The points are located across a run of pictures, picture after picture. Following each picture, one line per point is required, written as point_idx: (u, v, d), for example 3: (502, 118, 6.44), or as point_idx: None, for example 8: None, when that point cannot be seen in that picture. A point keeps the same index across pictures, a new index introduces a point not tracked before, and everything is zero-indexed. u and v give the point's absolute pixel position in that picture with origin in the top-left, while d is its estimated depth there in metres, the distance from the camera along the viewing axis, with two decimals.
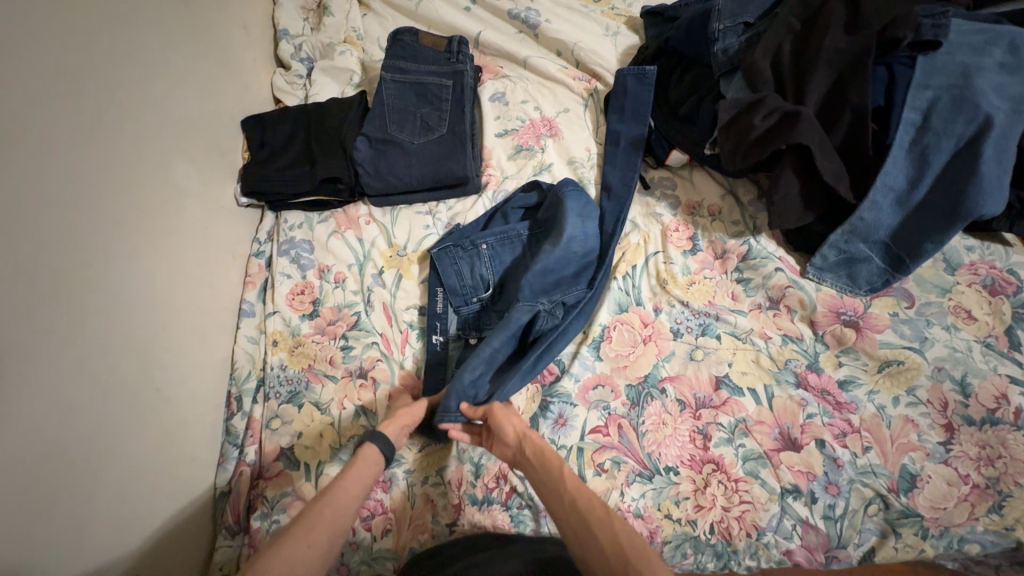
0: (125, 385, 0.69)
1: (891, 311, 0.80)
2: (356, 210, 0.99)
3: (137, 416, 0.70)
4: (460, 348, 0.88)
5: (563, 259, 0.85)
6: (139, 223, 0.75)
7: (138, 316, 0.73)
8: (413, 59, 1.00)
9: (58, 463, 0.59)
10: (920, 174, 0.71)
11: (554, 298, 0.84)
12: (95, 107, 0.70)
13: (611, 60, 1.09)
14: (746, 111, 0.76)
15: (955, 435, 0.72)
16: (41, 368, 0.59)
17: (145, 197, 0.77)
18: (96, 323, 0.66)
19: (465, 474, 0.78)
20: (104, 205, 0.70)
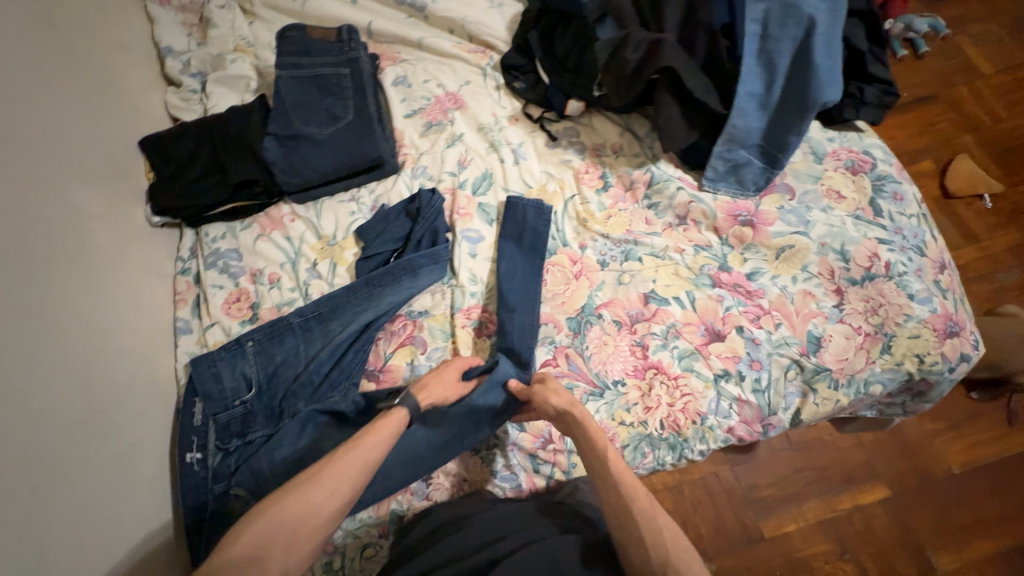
0: (64, 409, 0.67)
1: (778, 205, 0.90)
2: (279, 211, 0.99)
3: (83, 439, 0.68)
4: (221, 458, 0.79)
5: (364, 341, 0.87)
6: (44, 249, 0.73)
7: (64, 342, 0.71)
8: (306, 52, 1.01)
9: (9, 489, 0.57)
10: (771, 78, 0.81)
11: (342, 386, 0.84)
12: None
13: (500, 29, 1.14)
14: (619, 47, 0.84)
15: (844, 296, 0.84)
16: None
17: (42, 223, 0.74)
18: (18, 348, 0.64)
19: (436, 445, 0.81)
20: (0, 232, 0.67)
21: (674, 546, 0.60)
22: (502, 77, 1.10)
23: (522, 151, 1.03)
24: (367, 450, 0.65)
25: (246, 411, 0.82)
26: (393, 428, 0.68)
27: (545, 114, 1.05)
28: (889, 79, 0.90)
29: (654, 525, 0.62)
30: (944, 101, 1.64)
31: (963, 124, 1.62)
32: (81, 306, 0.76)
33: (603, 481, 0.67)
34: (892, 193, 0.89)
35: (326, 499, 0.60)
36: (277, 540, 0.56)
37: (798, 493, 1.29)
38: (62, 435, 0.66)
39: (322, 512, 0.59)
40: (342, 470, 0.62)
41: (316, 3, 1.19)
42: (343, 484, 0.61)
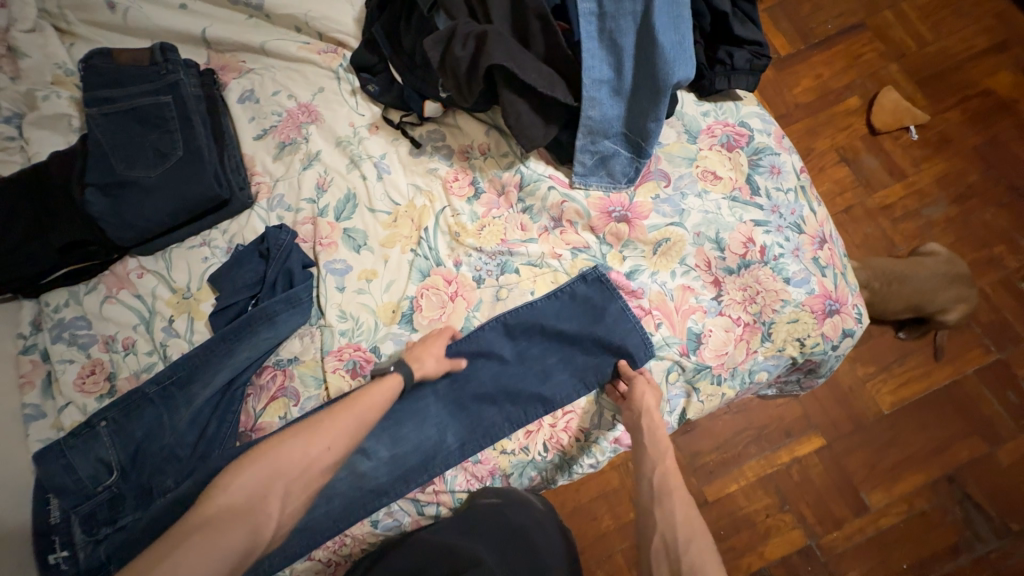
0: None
1: (652, 195, 0.84)
2: (125, 267, 0.90)
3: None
4: (89, 551, 0.74)
5: (229, 400, 0.81)
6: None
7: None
8: (118, 83, 0.89)
9: None
10: (618, 60, 0.73)
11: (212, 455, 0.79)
12: None
13: (349, 22, 1.01)
14: (448, 44, 0.74)
15: (722, 287, 0.80)
16: None
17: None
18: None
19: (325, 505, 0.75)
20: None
21: (702, 539, 0.64)
22: (356, 80, 0.99)
23: (385, 164, 0.94)
24: (361, 408, 0.68)
25: (113, 494, 0.77)
26: (382, 392, 0.70)
27: (406, 118, 0.96)
28: (758, 40, 0.82)
29: (686, 520, 0.66)
30: (870, 29, 1.51)
31: (888, 51, 1.49)
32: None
33: (650, 471, 0.73)
34: (769, 167, 0.84)
35: (321, 453, 0.63)
36: (278, 482, 0.60)
37: (739, 453, 1.27)
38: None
39: (317, 464, 0.62)
40: (340, 427, 0.65)
41: (138, 13, 1.03)
42: (338, 440, 0.64)
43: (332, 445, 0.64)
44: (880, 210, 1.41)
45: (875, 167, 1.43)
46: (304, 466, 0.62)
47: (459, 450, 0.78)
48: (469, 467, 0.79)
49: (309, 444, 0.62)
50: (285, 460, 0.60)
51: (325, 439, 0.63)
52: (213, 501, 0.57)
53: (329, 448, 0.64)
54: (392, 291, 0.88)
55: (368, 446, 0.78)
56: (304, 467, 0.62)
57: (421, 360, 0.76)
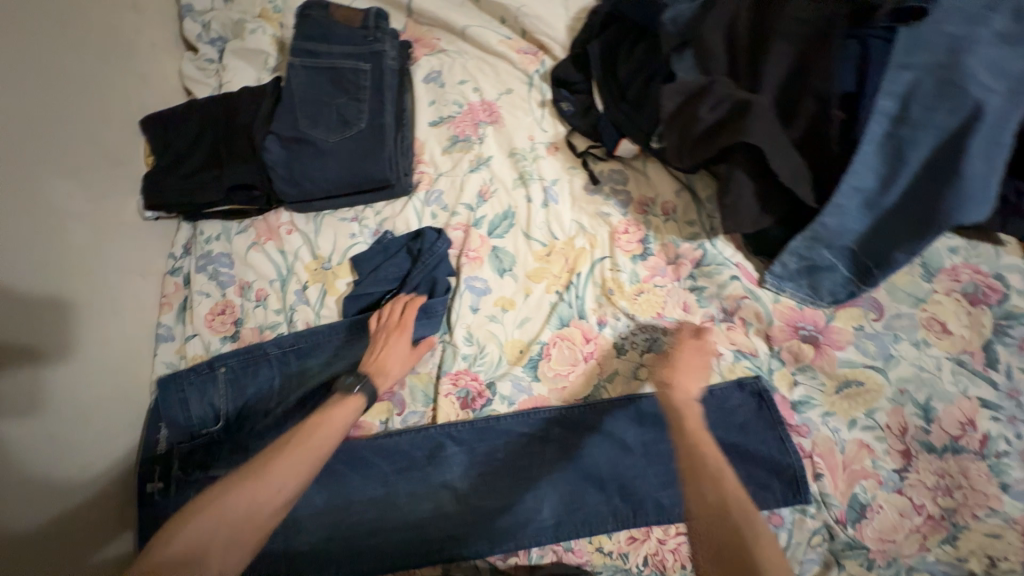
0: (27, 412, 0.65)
1: (855, 325, 0.71)
2: (277, 218, 0.90)
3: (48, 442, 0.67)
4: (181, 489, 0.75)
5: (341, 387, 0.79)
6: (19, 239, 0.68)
7: (35, 335, 0.67)
8: (325, 38, 0.87)
9: None
10: (891, 174, 0.60)
11: None
12: None
13: (560, 28, 0.94)
14: (693, 98, 0.64)
15: (912, 462, 0.66)
16: None
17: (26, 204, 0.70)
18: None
19: (406, 533, 0.72)
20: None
21: (744, 510, 0.54)
22: (550, 92, 0.92)
23: (554, 190, 0.87)
24: (314, 448, 0.62)
25: (211, 441, 0.77)
26: (349, 413, 0.68)
27: (591, 148, 0.88)
28: None
29: (718, 493, 0.56)
30: None
31: None
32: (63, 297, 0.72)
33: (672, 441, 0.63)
34: (1020, 341, 0.67)
35: (265, 497, 0.57)
36: (219, 540, 0.54)
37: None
38: (21, 441, 0.64)
39: (261, 513, 0.57)
40: (281, 470, 0.59)
41: None
42: (286, 482, 0.59)
43: (280, 488, 0.58)
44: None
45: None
46: (247, 512, 0.56)
47: (551, 526, 0.71)
48: (559, 552, 0.71)
49: (254, 493, 0.57)
50: (225, 510, 0.55)
51: (273, 479, 0.58)
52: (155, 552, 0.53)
53: (277, 493, 0.58)
54: (525, 329, 0.81)
55: (459, 484, 0.74)
56: (243, 515, 0.56)
57: (386, 368, 0.75)
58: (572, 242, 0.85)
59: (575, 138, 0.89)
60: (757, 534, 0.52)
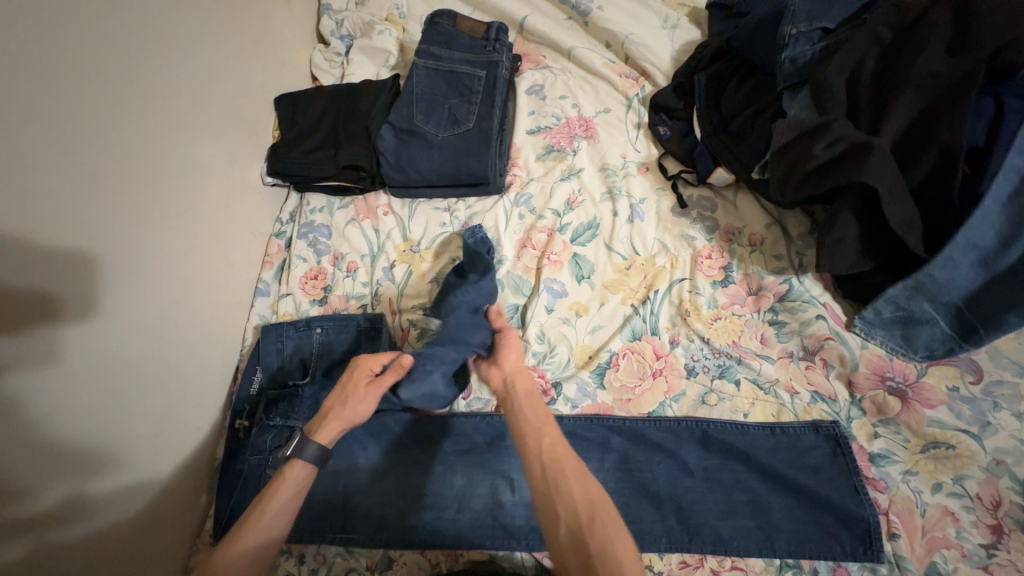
0: (119, 371, 0.67)
1: (950, 384, 0.68)
2: (376, 199, 0.98)
3: (135, 398, 0.69)
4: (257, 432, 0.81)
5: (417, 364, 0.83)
6: (142, 204, 0.72)
7: (165, 271, 0.75)
8: (448, 45, 0.96)
9: (78, 422, 0.62)
10: (1014, 234, 0.59)
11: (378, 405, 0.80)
12: (141, 87, 0.72)
13: (665, 57, 0.98)
14: (807, 136, 0.65)
15: (1002, 540, 0.62)
16: (73, 334, 0.62)
17: (157, 169, 0.75)
18: (80, 302, 0.63)
19: (458, 512, 0.74)
20: (136, 163, 0.71)
21: (602, 535, 0.56)
22: (647, 115, 0.95)
23: (641, 209, 0.89)
24: (278, 516, 0.65)
25: (294, 394, 0.83)
26: (291, 485, 0.67)
27: (683, 173, 0.90)
28: None
29: (583, 489, 0.60)
30: None
31: None
32: (159, 258, 0.75)
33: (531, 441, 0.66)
34: None
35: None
36: None
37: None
38: (143, 363, 0.71)
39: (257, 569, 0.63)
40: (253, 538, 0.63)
41: None
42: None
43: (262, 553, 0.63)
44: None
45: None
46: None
47: None
48: None
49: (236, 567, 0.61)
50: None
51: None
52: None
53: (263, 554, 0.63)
54: (595, 337, 0.83)
55: (515, 475, 0.76)
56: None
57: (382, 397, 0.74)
58: (654, 259, 0.86)
59: (668, 161, 0.91)
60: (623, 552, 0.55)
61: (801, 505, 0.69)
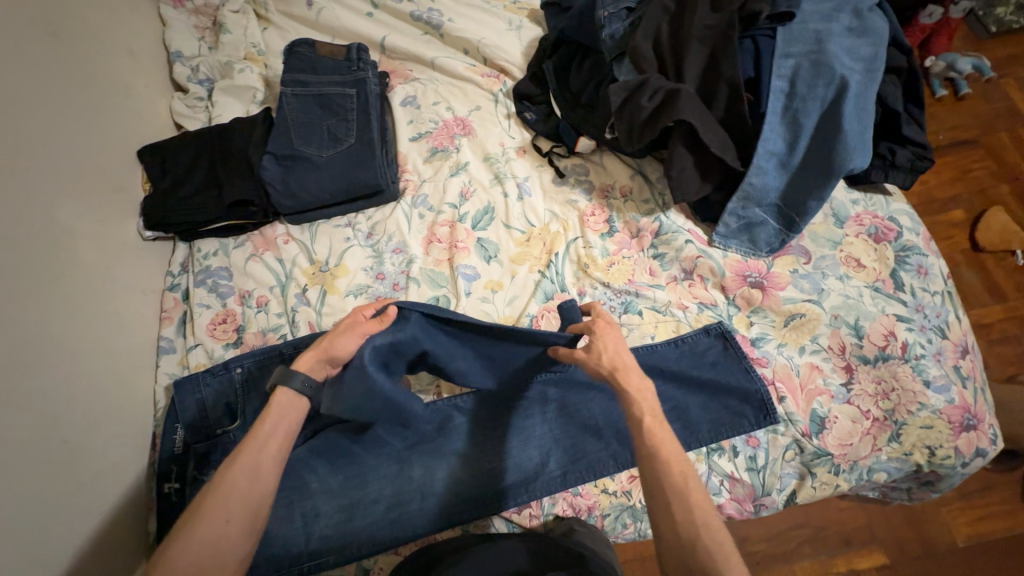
0: (12, 466, 0.61)
1: (791, 269, 0.85)
2: (273, 230, 0.97)
3: (36, 493, 0.63)
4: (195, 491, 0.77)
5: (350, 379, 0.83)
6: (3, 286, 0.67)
7: (47, 346, 0.70)
8: (313, 71, 0.99)
9: None
10: (795, 138, 0.76)
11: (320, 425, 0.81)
12: None
13: (517, 54, 1.10)
14: (633, 94, 0.79)
15: (854, 375, 0.78)
16: None
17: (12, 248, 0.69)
18: None
19: (424, 500, 0.77)
20: None
21: (680, 493, 0.57)
22: (514, 106, 1.06)
23: (527, 186, 0.99)
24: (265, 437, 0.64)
25: (227, 440, 0.80)
26: (282, 410, 0.67)
27: (554, 148, 1.01)
28: (923, 143, 0.83)
29: None
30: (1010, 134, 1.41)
31: None
32: (32, 339, 0.68)
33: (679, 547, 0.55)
34: (917, 266, 0.83)
35: (221, 529, 0.57)
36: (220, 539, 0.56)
37: (792, 550, 1.10)
38: (41, 447, 0.65)
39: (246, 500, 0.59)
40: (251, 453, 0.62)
41: (330, 14, 1.17)
42: (238, 514, 0.58)
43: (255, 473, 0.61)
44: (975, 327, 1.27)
45: (974, 285, 1.29)
46: (218, 538, 0.56)
47: (560, 476, 0.78)
48: (568, 498, 0.78)
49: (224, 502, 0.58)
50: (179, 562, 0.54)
51: (223, 512, 0.57)
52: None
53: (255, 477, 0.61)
54: (514, 306, 0.90)
55: (470, 450, 0.79)
56: (209, 554, 0.55)
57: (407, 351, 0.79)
58: (548, 228, 0.96)
59: (541, 141, 1.02)
60: (687, 513, 0.56)
61: (710, 398, 0.80)
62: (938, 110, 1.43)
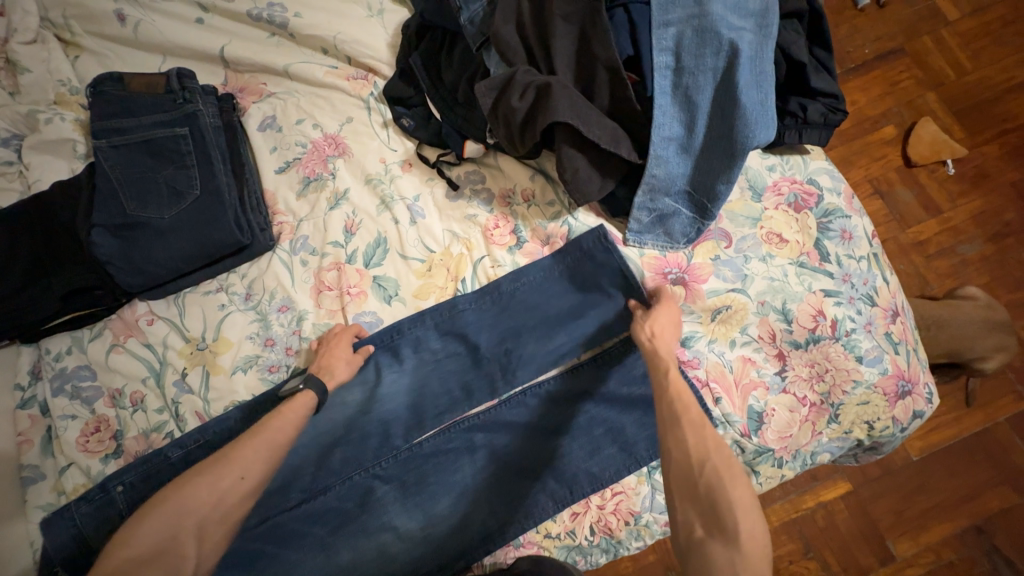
0: None
1: (712, 257, 0.77)
2: (133, 311, 0.83)
3: None
4: None
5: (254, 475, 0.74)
6: None
7: None
8: (128, 112, 0.84)
9: None
10: (691, 118, 0.68)
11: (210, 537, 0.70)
12: None
13: (383, 48, 0.94)
14: (503, 93, 0.68)
15: (787, 361, 0.74)
16: None
17: None
18: None
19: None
20: None
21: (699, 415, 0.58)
22: (389, 111, 0.91)
23: (419, 206, 0.86)
24: (270, 435, 0.63)
25: None
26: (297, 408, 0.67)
27: (442, 156, 0.88)
28: (834, 92, 0.75)
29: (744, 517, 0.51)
30: (938, 34, 1.31)
31: (965, 59, 1.30)
32: None
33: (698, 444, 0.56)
34: (840, 232, 0.78)
35: (216, 502, 0.58)
36: (191, 522, 0.57)
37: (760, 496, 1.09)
38: None
39: (229, 497, 0.59)
40: (252, 450, 0.61)
41: (149, 27, 0.96)
42: (254, 467, 0.61)
43: (245, 473, 0.60)
44: (912, 246, 1.23)
45: (909, 204, 1.24)
46: (212, 512, 0.58)
47: (498, 529, 0.73)
48: (511, 550, 0.74)
49: (218, 478, 0.59)
50: (191, 501, 0.57)
51: (236, 470, 0.59)
52: (118, 554, 0.55)
53: (241, 478, 0.60)
54: (421, 350, 0.79)
55: (399, 522, 0.73)
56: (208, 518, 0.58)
57: (331, 368, 0.73)
58: (449, 251, 0.83)
59: (426, 150, 0.89)
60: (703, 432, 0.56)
61: (644, 414, 0.75)
62: (861, 20, 1.33)
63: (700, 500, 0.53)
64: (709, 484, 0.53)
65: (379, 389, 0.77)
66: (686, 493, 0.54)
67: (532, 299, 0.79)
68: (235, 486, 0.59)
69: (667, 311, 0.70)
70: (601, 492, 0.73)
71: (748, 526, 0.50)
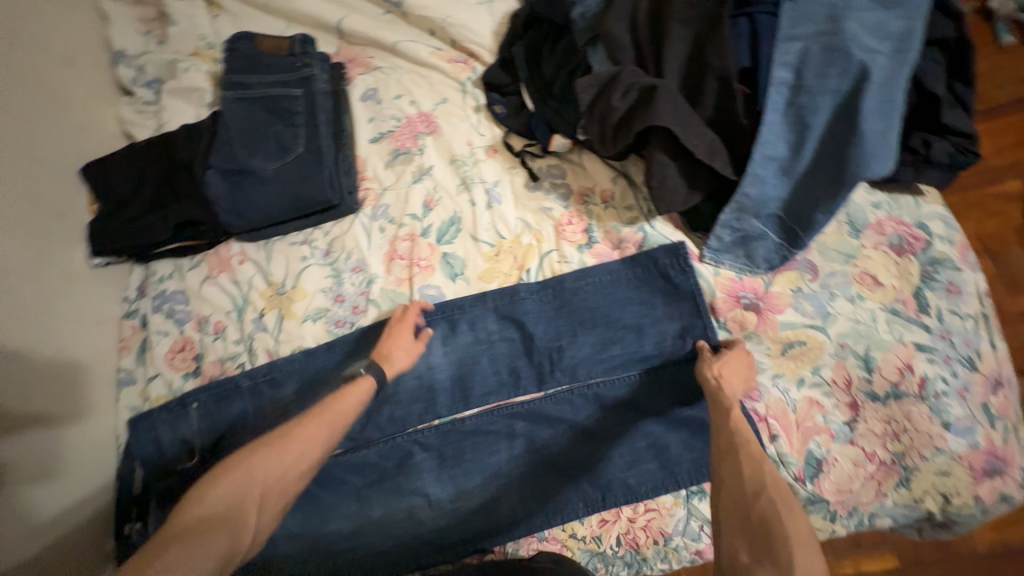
0: None
1: (793, 287, 0.73)
2: (227, 249, 0.91)
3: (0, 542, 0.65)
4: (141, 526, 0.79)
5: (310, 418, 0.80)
6: None
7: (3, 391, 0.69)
8: (253, 70, 0.93)
9: None
10: (800, 138, 0.64)
11: None
12: None
13: (487, 35, 0.97)
14: (605, 91, 0.68)
15: (860, 412, 0.68)
16: None
17: None
18: None
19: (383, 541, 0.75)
20: None
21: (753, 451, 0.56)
22: (483, 97, 0.94)
23: (497, 192, 0.87)
24: (330, 420, 0.67)
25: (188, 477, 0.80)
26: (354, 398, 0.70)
27: (528, 146, 0.90)
28: (969, 132, 0.68)
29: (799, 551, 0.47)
30: None
31: None
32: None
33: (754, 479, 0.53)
34: (946, 284, 0.71)
35: (281, 474, 0.62)
36: (255, 490, 0.61)
37: None
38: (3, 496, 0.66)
39: (292, 471, 0.63)
40: (313, 431, 0.66)
41: None
42: (313, 446, 0.65)
43: (302, 451, 0.64)
44: None
45: None
46: (274, 484, 0.62)
47: (524, 518, 0.74)
48: (533, 543, 0.74)
49: (281, 453, 0.63)
50: (259, 472, 0.61)
51: (298, 447, 0.64)
52: (187, 514, 0.58)
53: (299, 455, 0.64)
54: (478, 331, 0.81)
55: (431, 490, 0.76)
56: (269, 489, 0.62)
57: (392, 335, 0.76)
58: (520, 240, 0.84)
59: (513, 139, 0.91)
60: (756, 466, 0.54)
61: (691, 436, 0.73)
62: (1003, 58, 1.20)
63: (753, 531, 0.50)
64: (765, 514, 0.50)
65: (433, 360, 0.80)
66: (738, 523, 0.51)
67: (592, 300, 0.79)
68: (293, 463, 0.63)
69: (737, 360, 0.68)
70: (634, 506, 0.72)
71: (806, 562, 0.46)
